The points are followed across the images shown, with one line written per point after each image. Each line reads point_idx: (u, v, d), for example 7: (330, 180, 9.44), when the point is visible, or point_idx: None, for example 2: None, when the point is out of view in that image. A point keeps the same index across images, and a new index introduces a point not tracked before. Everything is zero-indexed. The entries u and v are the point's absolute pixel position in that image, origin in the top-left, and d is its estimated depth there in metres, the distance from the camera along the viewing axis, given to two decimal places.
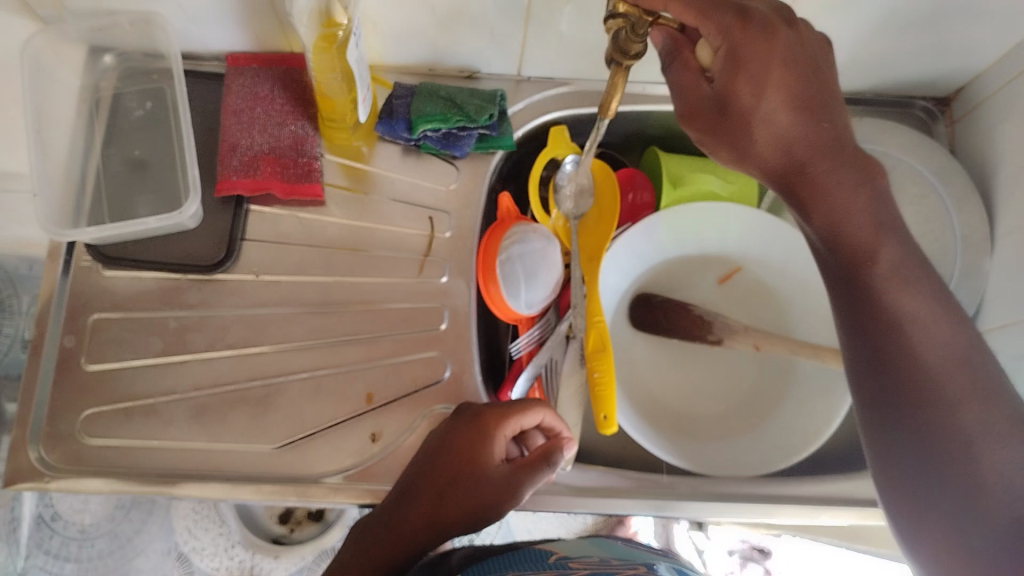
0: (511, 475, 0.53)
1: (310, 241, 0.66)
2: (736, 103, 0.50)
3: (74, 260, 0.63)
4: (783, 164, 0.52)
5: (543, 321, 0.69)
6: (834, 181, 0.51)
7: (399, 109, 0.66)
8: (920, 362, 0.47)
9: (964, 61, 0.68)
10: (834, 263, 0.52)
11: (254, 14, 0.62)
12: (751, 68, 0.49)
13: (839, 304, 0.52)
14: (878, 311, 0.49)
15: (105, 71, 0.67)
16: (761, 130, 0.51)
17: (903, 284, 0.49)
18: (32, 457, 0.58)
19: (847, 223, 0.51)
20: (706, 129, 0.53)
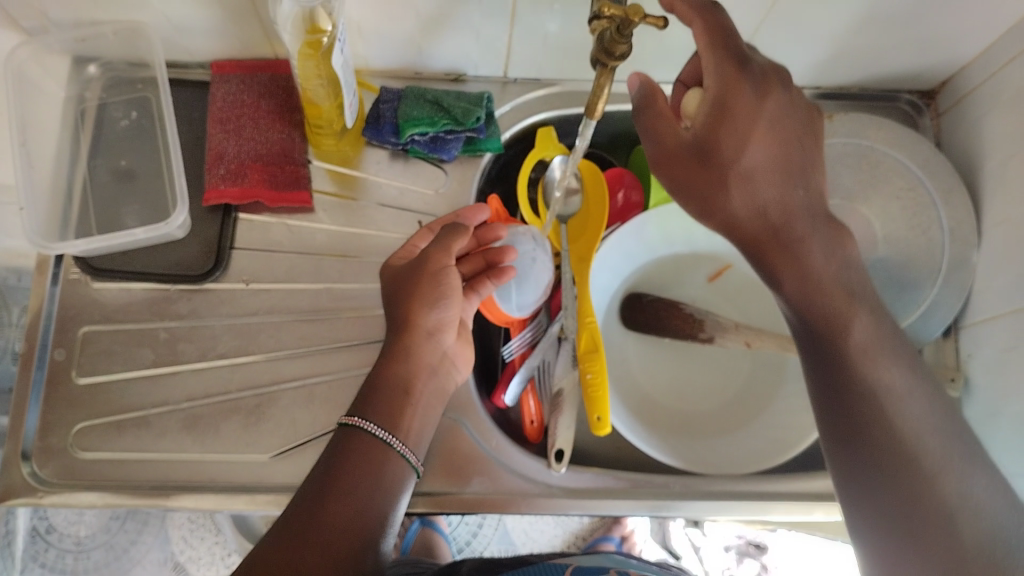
0: (428, 260, 0.58)
1: (300, 248, 0.66)
2: (716, 151, 0.50)
3: (62, 272, 0.63)
4: (758, 229, 0.52)
5: (535, 323, 0.69)
6: (807, 247, 0.51)
7: (388, 113, 0.66)
8: (896, 433, 0.49)
9: (948, 53, 0.68)
10: (810, 335, 0.52)
11: (237, 22, 0.62)
12: (734, 118, 0.49)
13: (815, 376, 0.52)
14: (854, 384, 0.50)
15: (89, 81, 0.67)
16: (738, 186, 0.51)
17: (878, 357, 0.51)
18: (24, 472, 0.58)
19: (819, 293, 0.51)
20: (678, 178, 0.52)
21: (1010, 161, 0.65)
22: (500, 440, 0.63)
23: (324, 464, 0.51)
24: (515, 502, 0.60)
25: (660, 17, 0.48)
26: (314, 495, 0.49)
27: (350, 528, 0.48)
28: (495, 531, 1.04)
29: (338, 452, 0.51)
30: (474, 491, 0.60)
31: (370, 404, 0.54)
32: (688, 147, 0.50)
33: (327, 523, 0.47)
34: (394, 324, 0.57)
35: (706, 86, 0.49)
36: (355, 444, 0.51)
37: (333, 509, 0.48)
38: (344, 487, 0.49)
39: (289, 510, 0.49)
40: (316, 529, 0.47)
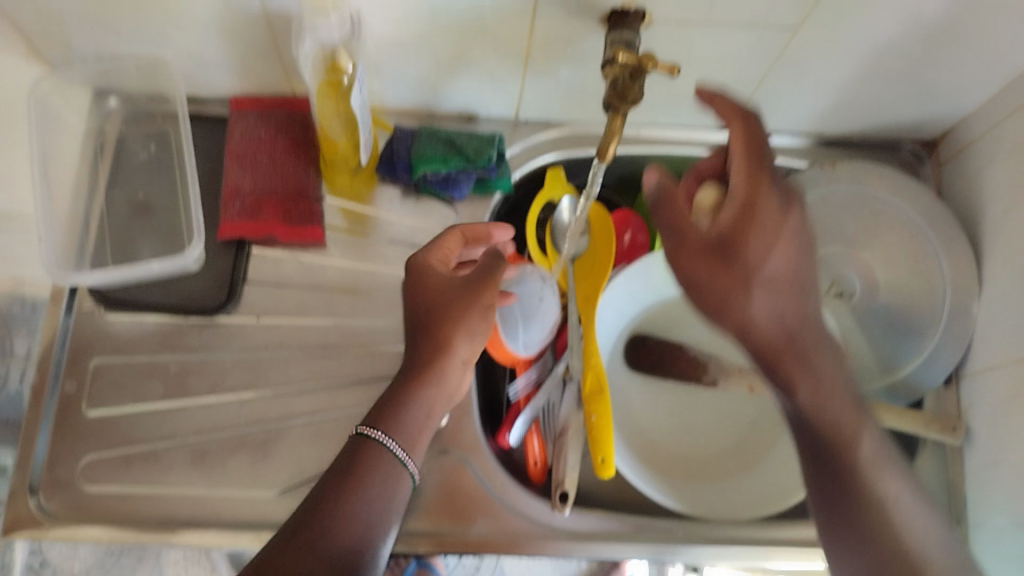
0: (475, 290, 0.57)
1: (311, 284, 0.66)
2: (740, 254, 0.53)
3: (77, 303, 0.64)
4: (772, 338, 0.53)
5: (541, 362, 0.69)
6: (818, 358, 0.52)
7: (402, 150, 0.67)
8: (899, 545, 0.48)
9: (950, 105, 0.69)
10: (816, 445, 0.52)
11: (257, 61, 0.63)
12: (760, 226, 0.54)
13: (818, 486, 0.52)
14: (857, 495, 0.50)
15: (110, 114, 0.68)
16: (760, 291, 0.53)
17: (883, 469, 0.51)
18: (31, 505, 0.58)
19: (831, 402, 0.52)
20: (699, 284, 0.53)
21: (1011, 213, 0.66)
22: (505, 481, 0.63)
23: (335, 475, 0.50)
24: (519, 543, 0.60)
25: (671, 66, 0.51)
26: (323, 505, 0.48)
27: (355, 547, 0.47)
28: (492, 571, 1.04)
29: (352, 465, 0.51)
30: (478, 532, 0.60)
31: (402, 425, 0.53)
32: (713, 248, 0.53)
33: (336, 539, 0.47)
34: (428, 347, 0.55)
35: (736, 191, 0.55)
36: (372, 459, 0.51)
37: (342, 525, 0.48)
38: (354, 504, 0.49)
39: (294, 518, 0.48)
40: (326, 540, 0.47)
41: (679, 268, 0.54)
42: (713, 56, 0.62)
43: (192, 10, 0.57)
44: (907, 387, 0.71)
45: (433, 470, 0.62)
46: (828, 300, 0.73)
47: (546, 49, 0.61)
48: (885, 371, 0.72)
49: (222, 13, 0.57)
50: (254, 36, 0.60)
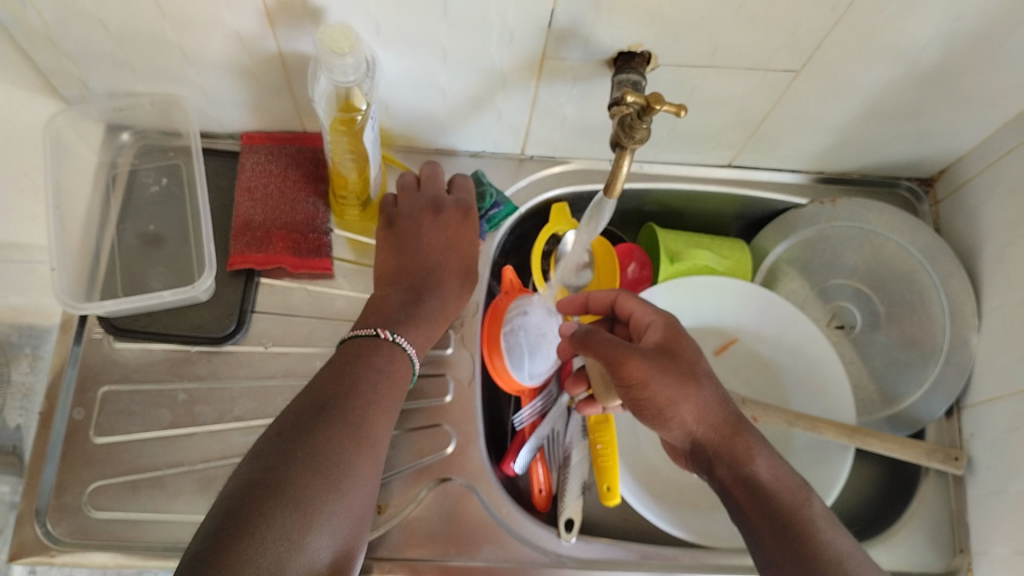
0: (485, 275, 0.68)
1: (319, 313, 0.67)
2: (681, 352, 0.57)
3: (86, 331, 0.65)
4: (717, 428, 0.55)
5: (546, 393, 0.71)
6: (758, 444, 0.54)
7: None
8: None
9: (947, 145, 0.71)
10: (768, 510, 0.51)
11: (271, 98, 0.65)
12: (687, 339, 0.59)
13: (771, 559, 0.49)
14: (818, 547, 0.49)
15: (122, 148, 0.69)
16: (703, 386, 0.56)
17: (836, 528, 0.50)
18: (37, 531, 0.58)
19: (777, 473, 0.53)
20: (649, 390, 0.55)
21: (1008, 249, 0.67)
22: (511, 509, 0.63)
23: (371, 366, 0.55)
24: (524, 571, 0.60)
25: (679, 104, 0.51)
26: (362, 396, 0.53)
27: (382, 436, 0.53)
28: None
29: (387, 363, 0.56)
30: (484, 558, 0.60)
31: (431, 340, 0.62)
32: (655, 352, 0.57)
33: (372, 426, 0.52)
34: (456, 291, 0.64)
35: (654, 318, 0.60)
36: (401, 364, 0.57)
37: (377, 416, 0.53)
38: (384, 403, 0.54)
39: (321, 393, 0.52)
40: (360, 433, 0.51)
41: (634, 377, 0.55)
42: (715, 96, 0.64)
43: (208, 50, 0.59)
44: (908, 418, 0.71)
45: (439, 498, 0.62)
46: (830, 332, 0.76)
47: (551, 88, 0.63)
48: (887, 403, 0.73)
49: (239, 53, 0.59)
50: (269, 75, 0.62)
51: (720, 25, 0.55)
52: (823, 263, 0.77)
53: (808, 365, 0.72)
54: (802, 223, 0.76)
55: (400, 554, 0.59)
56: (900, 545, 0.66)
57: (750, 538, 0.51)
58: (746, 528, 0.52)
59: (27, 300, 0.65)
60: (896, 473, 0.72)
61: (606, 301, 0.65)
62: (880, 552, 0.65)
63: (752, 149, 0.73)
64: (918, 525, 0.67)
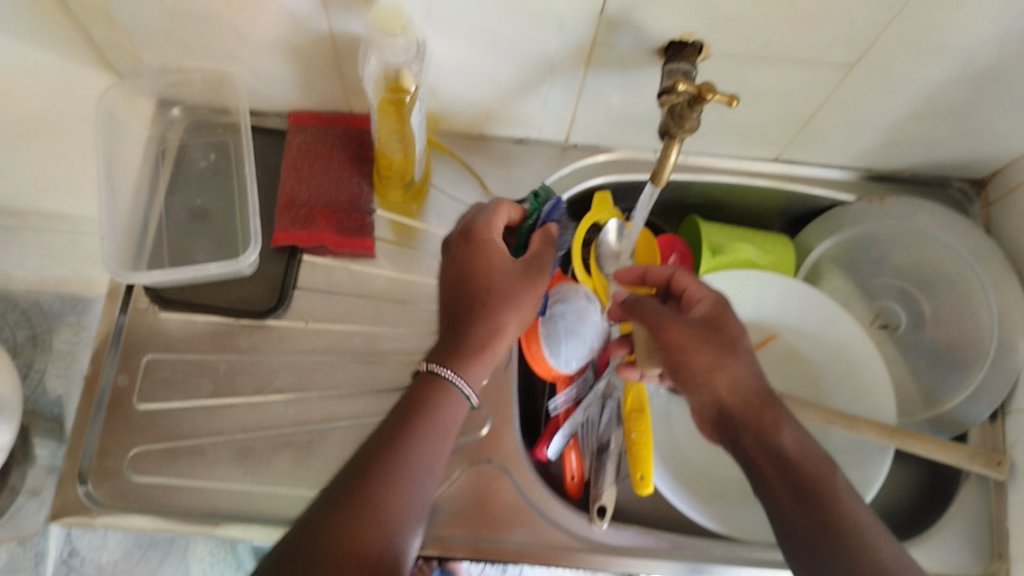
0: (536, 275, 0.58)
1: (360, 291, 0.68)
2: (724, 326, 0.57)
3: (132, 301, 0.66)
4: (748, 399, 0.55)
5: (580, 380, 0.69)
6: (788, 418, 0.55)
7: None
8: (881, 565, 0.48)
9: (1002, 145, 0.69)
10: (793, 481, 0.52)
11: (320, 79, 0.66)
12: (734, 313, 0.59)
13: (794, 530, 0.51)
14: (842, 520, 0.50)
15: (172, 123, 0.71)
16: (742, 358, 0.56)
17: (856, 499, 0.51)
18: (79, 493, 0.60)
19: (804, 448, 0.53)
20: (687, 355, 0.56)
21: None
22: (544, 493, 0.63)
23: (389, 443, 0.50)
24: (556, 555, 0.60)
25: (731, 94, 0.51)
26: (370, 474, 0.48)
27: (406, 507, 0.49)
28: None
29: (404, 436, 0.51)
30: (516, 540, 0.60)
31: (468, 372, 0.55)
32: (700, 324, 0.57)
33: (390, 503, 0.48)
34: (485, 319, 0.56)
35: (703, 292, 0.61)
36: (420, 431, 0.51)
37: (396, 489, 0.48)
38: (406, 474, 0.49)
39: (340, 481, 0.48)
40: (376, 514, 0.47)
41: (675, 343, 0.56)
42: (765, 89, 0.63)
43: (260, 30, 0.60)
44: (952, 422, 0.70)
45: (471, 479, 0.62)
46: (874, 331, 0.76)
47: (599, 77, 0.63)
48: (930, 405, 0.71)
49: (290, 33, 0.60)
50: (319, 56, 0.62)
51: (772, 16, 0.55)
52: (869, 261, 0.76)
53: (849, 363, 0.70)
54: (847, 221, 0.75)
55: (431, 531, 0.60)
56: (940, 548, 0.65)
57: (772, 507, 0.53)
58: (768, 496, 0.53)
59: (70, 271, 0.72)
60: (937, 477, 0.71)
61: (663, 276, 0.64)
62: (919, 551, 0.64)
63: (800, 144, 0.72)
64: (959, 529, 0.65)
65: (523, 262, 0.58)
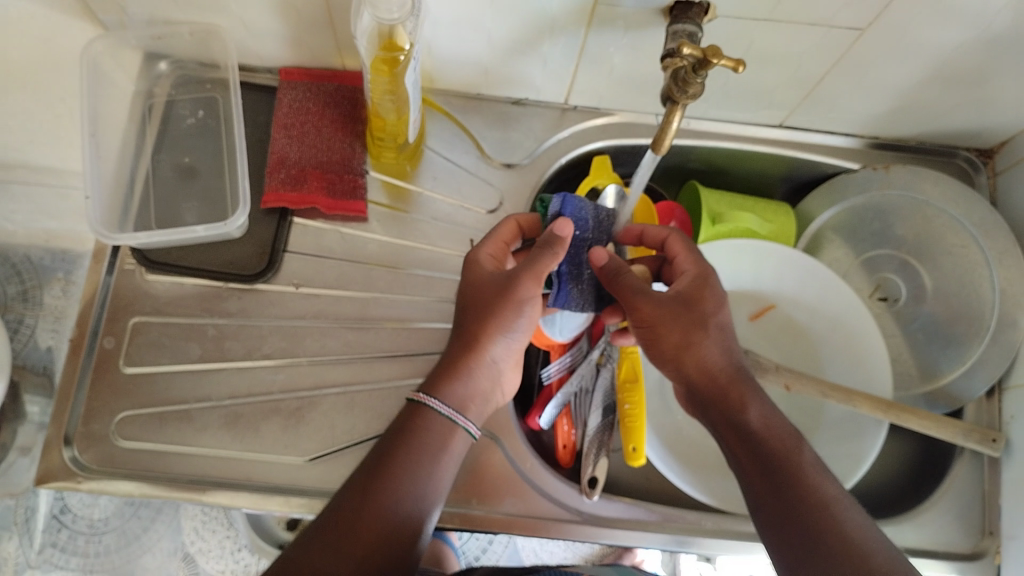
0: (514, 287, 0.54)
1: (351, 256, 0.66)
2: (699, 303, 0.56)
3: (119, 262, 0.64)
4: (716, 376, 0.55)
5: (575, 348, 0.68)
6: (758, 395, 0.55)
7: (577, 283, 0.61)
8: (848, 536, 0.46)
9: (1014, 114, 0.67)
10: (760, 457, 0.51)
11: (312, 34, 0.63)
12: (713, 287, 0.57)
13: (765, 507, 0.50)
14: (808, 494, 0.49)
15: (159, 78, 0.68)
16: (713, 335, 0.56)
17: (825, 475, 0.50)
18: (65, 456, 0.59)
19: (771, 425, 0.53)
20: (658, 332, 0.56)
21: None
22: (535, 463, 0.63)
23: (372, 465, 0.50)
24: (545, 526, 0.60)
25: (737, 59, 0.48)
26: (349, 508, 0.48)
27: (395, 527, 0.48)
28: (505, 548, 1.06)
29: (384, 457, 0.50)
30: (506, 511, 0.60)
31: (442, 394, 0.53)
32: (673, 301, 0.56)
33: (366, 524, 0.47)
34: (462, 333, 0.55)
35: (688, 265, 0.59)
36: (403, 452, 0.50)
37: (371, 510, 0.48)
38: (383, 494, 0.49)
39: (327, 515, 0.48)
40: (354, 536, 0.47)
41: (646, 321, 0.56)
42: (772, 52, 0.61)
43: None
44: (946, 396, 0.69)
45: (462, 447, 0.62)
46: (873, 304, 0.75)
47: (601, 35, 0.60)
48: (925, 378, 0.71)
49: None
50: (311, 11, 0.60)
51: None
52: (871, 232, 0.75)
53: (847, 336, 0.70)
54: (851, 189, 0.73)
55: None
56: (929, 524, 0.65)
57: (746, 487, 0.52)
58: (740, 475, 0.52)
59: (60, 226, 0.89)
60: (930, 451, 0.71)
61: (658, 239, 0.62)
62: (907, 528, 0.64)
63: (806, 109, 0.70)
64: (948, 506, 0.66)
65: (510, 271, 0.55)
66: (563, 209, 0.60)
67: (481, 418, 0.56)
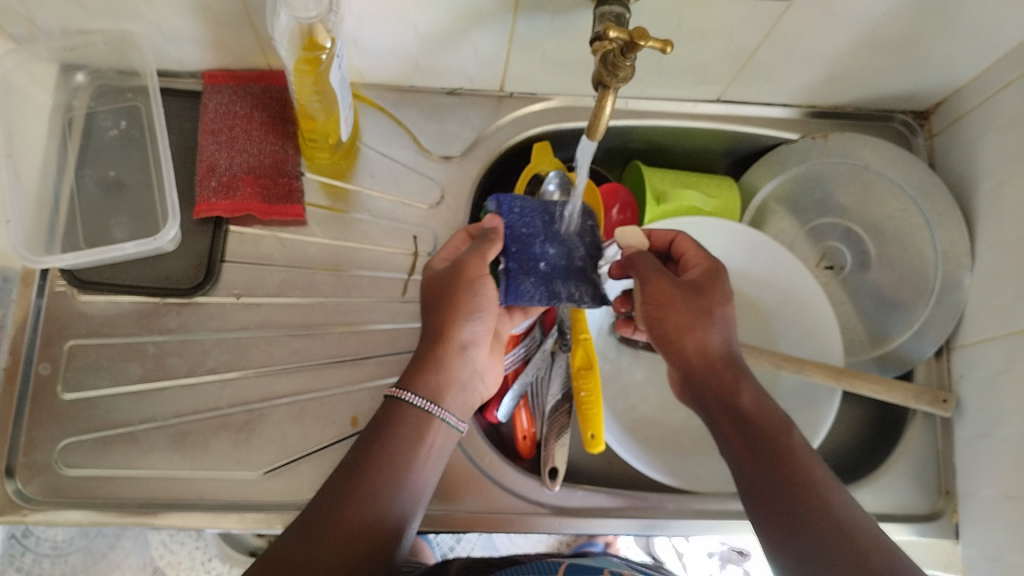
0: (465, 268, 0.56)
1: (292, 261, 0.65)
2: (709, 292, 0.57)
3: (48, 284, 0.62)
4: (714, 360, 0.55)
5: (529, 338, 0.68)
6: (752, 384, 0.54)
7: (529, 275, 0.59)
8: (834, 516, 0.45)
9: (945, 75, 0.68)
10: (749, 439, 0.51)
11: (233, 35, 0.61)
12: (724, 282, 0.58)
13: (751, 486, 0.49)
14: (796, 474, 0.48)
15: (78, 89, 0.65)
16: (718, 323, 0.56)
17: (813, 457, 0.49)
18: (8, 490, 0.57)
19: (763, 410, 0.52)
20: (666, 311, 0.57)
21: (1003, 187, 0.65)
22: (493, 458, 0.62)
23: (352, 463, 0.49)
24: (508, 520, 0.60)
25: (664, 40, 0.48)
26: (328, 503, 0.47)
27: (376, 520, 0.47)
28: (477, 539, 1.07)
29: (361, 455, 0.50)
30: (467, 509, 0.60)
31: (415, 386, 0.53)
32: (685, 285, 0.57)
33: (342, 519, 0.46)
34: (425, 331, 0.56)
35: (701, 259, 0.60)
36: (378, 450, 0.50)
37: (348, 506, 0.47)
38: (361, 489, 0.48)
39: (308, 509, 0.47)
40: (331, 529, 0.46)
41: (658, 298, 0.57)
42: (703, 27, 0.60)
43: None
44: (897, 358, 0.70)
45: None
46: (818, 272, 0.75)
47: (530, 20, 0.59)
48: (876, 343, 0.71)
49: None
50: (228, 13, 0.58)
51: None
52: (814, 201, 0.75)
53: (796, 307, 0.70)
54: (792, 159, 0.73)
55: None
56: (887, 487, 0.66)
57: (734, 467, 0.51)
58: (730, 456, 0.51)
59: None
60: (884, 414, 0.71)
61: (666, 240, 0.63)
62: (866, 493, 0.65)
63: (742, 82, 0.69)
64: (905, 467, 0.67)
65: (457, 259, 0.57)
66: (500, 209, 0.61)
67: (460, 410, 0.55)
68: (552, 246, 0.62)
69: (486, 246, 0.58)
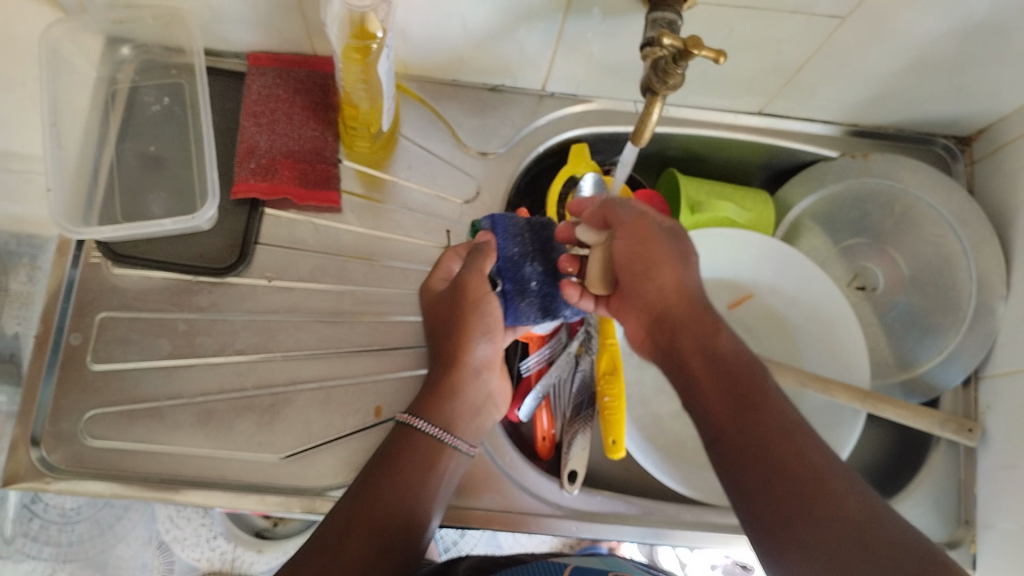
0: (467, 288, 0.54)
1: (325, 248, 0.65)
2: (684, 237, 0.55)
3: (83, 255, 0.62)
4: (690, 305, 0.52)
5: (554, 339, 0.66)
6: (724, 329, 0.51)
7: (524, 297, 0.58)
8: (809, 464, 0.43)
9: (992, 103, 0.67)
10: (723, 384, 0.48)
11: (282, 18, 0.61)
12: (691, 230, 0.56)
13: (723, 437, 0.46)
14: (767, 419, 0.45)
15: (122, 62, 0.65)
16: (691, 267, 0.54)
17: (783, 399, 0.47)
18: (32, 456, 0.57)
19: (735, 352, 0.49)
20: (646, 249, 0.53)
21: None
22: (515, 458, 0.62)
23: (358, 495, 0.50)
24: (523, 520, 0.60)
25: (718, 50, 0.47)
26: (334, 536, 0.48)
27: (381, 551, 0.48)
28: (481, 535, 1.07)
29: (365, 486, 0.51)
30: (484, 506, 0.60)
31: (428, 414, 0.54)
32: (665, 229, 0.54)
33: (346, 550, 0.47)
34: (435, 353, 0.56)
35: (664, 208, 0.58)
36: (384, 479, 0.51)
37: (353, 538, 0.48)
38: (366, 521, 0.49)
39: (312, 541, 0.48)
40: (336, 561, 0.46)
41: (642, 236, 0.53)
42: (752, 40, 0.60)
43: None
44: (923, 385, 0.69)
45: None
46: (851, 292, 0.74)
47: (580, 23, 0.59)
48: (902, 368, 0.71)
49: None
50: None
51: None
52: (850, 221, 0.74)
53: (824, 326, 0.70)
54: (831, 176, 0.73)
55: None
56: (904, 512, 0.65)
57: (705, 418, 0.48)
58: (699, 401, 0.48)
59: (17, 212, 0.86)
60: (907, 439, 0.71)
61: None
62: None
63: (785, 97, 0.69)
64: (924, 494, 0.66)
65: (457, 277, 0.56)
66: (494, 229, 0.60)
67: (473, 434, 0.57)
68: (541, 263, 0.60)
69: (482, 260, 0.55)
